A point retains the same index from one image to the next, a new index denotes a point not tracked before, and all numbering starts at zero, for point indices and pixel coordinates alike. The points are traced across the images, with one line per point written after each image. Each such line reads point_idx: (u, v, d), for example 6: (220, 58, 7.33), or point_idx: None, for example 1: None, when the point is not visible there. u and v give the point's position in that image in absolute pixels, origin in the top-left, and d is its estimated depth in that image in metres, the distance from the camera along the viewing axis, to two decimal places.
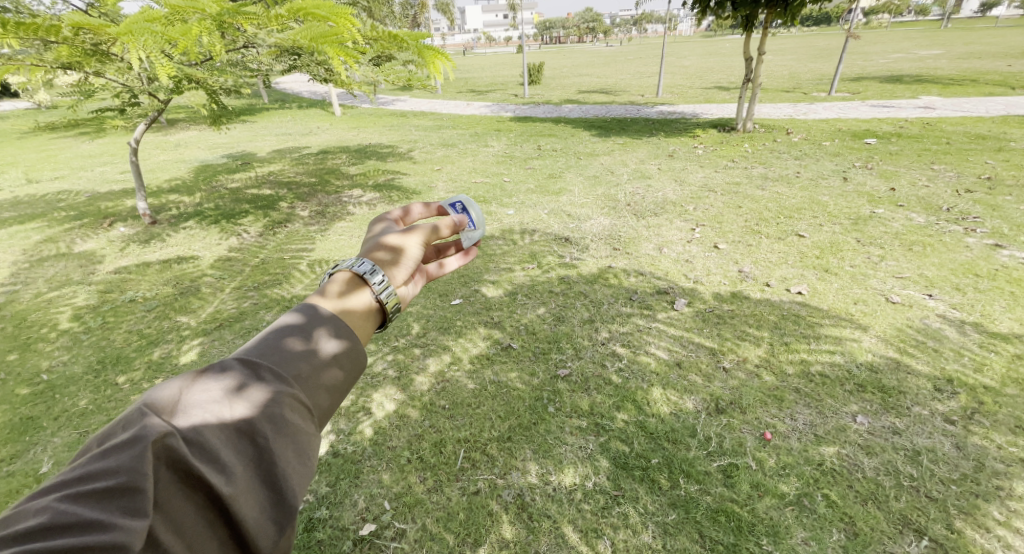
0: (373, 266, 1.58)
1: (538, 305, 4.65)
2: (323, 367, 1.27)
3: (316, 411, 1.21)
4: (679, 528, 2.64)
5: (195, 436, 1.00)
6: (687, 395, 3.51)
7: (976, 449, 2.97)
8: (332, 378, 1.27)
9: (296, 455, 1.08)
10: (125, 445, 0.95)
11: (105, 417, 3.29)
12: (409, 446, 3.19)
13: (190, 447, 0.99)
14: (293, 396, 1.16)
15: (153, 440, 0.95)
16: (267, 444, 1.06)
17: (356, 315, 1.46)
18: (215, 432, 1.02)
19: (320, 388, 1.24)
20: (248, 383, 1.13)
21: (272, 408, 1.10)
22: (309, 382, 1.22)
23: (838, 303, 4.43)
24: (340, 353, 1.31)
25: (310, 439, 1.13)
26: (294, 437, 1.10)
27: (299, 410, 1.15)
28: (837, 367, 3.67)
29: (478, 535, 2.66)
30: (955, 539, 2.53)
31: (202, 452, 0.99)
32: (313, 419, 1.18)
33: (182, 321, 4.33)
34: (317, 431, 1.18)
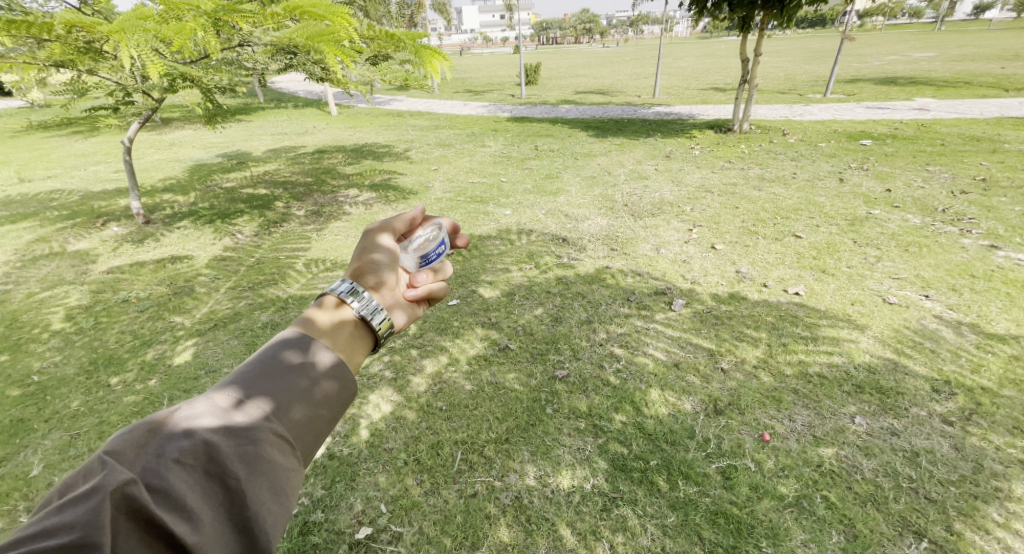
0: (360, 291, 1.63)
1: (535, 306, 4.63)
2: (311, 390, 1.31)
3: (294, 441, 1.25)
4: (677, 531, 2.63)
5: (161, 482, 1.04)
6: (686, 396, 3.49)
7: (974, 450, 2.97)
8: (313, 405, 1.31)
9: (270, 496, 1.12)
10: (86, 495, 0.98)
11: (97, 419, 3.24)
12: (406, 447, 3.17)
13: (155, 495, 1.03)
14: (267, 432, 1.19)
15: (113, 491, 0.99)
16: (236, 486, 1.10)
17: (347, 333, 1.52)
18: (180, 477, 1.06)
19: (299, 418, 1.27)
20: (220, 420, 1.17)
21: (244, 449, 1.14)
22: (286, 413, 1.25)
23: (835, 303, 4.43)
24: (325, 374, 1.35)
25: (285, 478, 1.16)
26: (267, 476, 1.13)
27: (273, 447, 1.18)
28: (835, 368, 3.67)
29: (475, 538, 2.64)
30: (954, 541, 2.52)
31: (166, 499, 1.03)
32: (289, 453, 1.21)
33: (175, 322, 4.28)
34: (294, 466, 1.21)
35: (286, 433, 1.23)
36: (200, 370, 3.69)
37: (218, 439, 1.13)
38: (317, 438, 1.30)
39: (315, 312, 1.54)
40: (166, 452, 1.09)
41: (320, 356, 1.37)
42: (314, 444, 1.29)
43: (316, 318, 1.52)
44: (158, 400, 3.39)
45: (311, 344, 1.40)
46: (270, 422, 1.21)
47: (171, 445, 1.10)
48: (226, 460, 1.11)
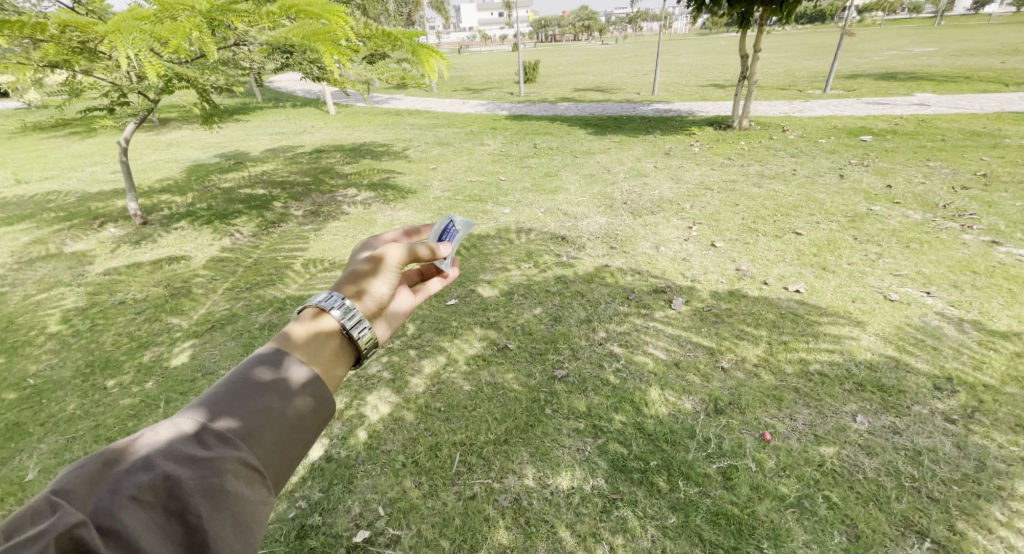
0: (342, 304, 1.65)
1: (534, 305, 4.61)
2: (281, 415, 1.32)
3: (264, 470, 1.24)
4: (678, 532, 2.61)
5: (117, 523, 1.02)
6: (686, 395, 3.48)
7: (976, 448, 2.95)
8: (285, 429, 1.31)
9: (233, 534, 1.10)
10: (30, 540, 0.95)
11: (93, 422, 3.23)
12: (404, 449, 3.15)
13: (106, 538, 1.01)
14: (233, 463, 1.18)
15: (60, 536, 0.96)
16: (198, 524, 1.07)
17: (327, 346, 1.56)
18: (136, 517, 1.04)
19: (268, 448, 1.26)
20: (183, 452, 1.16)
21: (206, 484, 1.11)
22: (255, 441, 1.25)
23: (836, 301, 4.40)
24: (301, 389, 1.37)
25: (251, 513, 1.14)
26: (231, 512, 1.11)
27: (238, 480, 1.16)
28: (835, 366, 3.65)
29: (474, 540, 2.62)
30: (957, 540, 2.50)
31: (118, 541, 1.01)
32: (257, 485, 1.20)
33: (172, 323, 4.26)
34: (262, 499, 1.19)
35: (255, 463, 1.22)
36: (197, 372, 3.67)
37: (179, 473, 1.12)
38: (291, 468, 1.29)
39: (293, 325, 1.59)
40: (121, 489, 1.07)
41: (295, 372, 1.39)
42: (285, 475, 1.29)
43: (294, 330, 1.56)
44: (155, 403, 3.38)
45: (285, 358, 1.42)
46: (237, 452, 1.20)
47: (128, 482, 1.08)
48: (187, 495, 1.09)
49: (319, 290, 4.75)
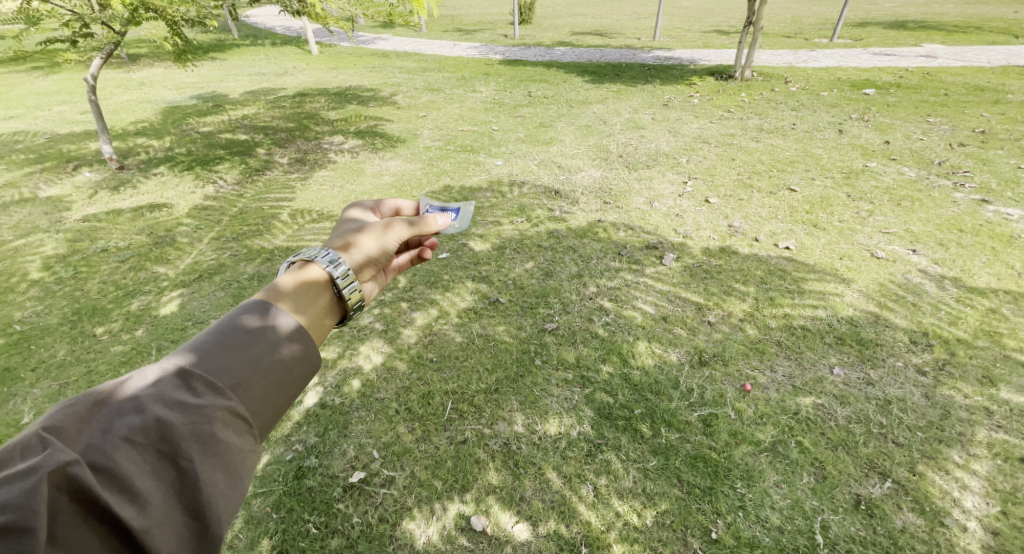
0: (336, 259, 1.68)
1: (526, 260, 4.60)
2: (270, 366, 1.33)
3: (252, 419, 1.27)
4: (658, 473, 2.76)
5: (110, 462, 1.04)
6: (671, 348, 3.57)
7: (943, 398, 3.10)
8: (273, 380, 1.33)
9: (224, 479, 1.13)
10: (21, 476, 0.95)
11: (85, 369, 3.24)
12: (397, 397, 3.23)
13: (98, 475, 1.02)
14: (223, 411, 1.19)
15: (53, 472, 0.97)
16: (190, 467, 1.10)
17: (318, 301, 1.58)
18: (129, 458, 1.06)
19: (256, 397, 1.28)
20: (174, 396, 1.16)
21: (198, 429, 1.13)
22: (245, 390, 1.27)
23: (823, 258, 4.44)
24: (287, 340, 1.39)
25: (239, 460, 1.17)
26: (221, 458, 1.14)
27: (228, 427, 1.18)
28: (818, 322, 3.74)
29: (465, 480, 2.75)
30: (916, 481, 2.67)
31: (110, 479, 1.03)
32: (244, 433, 1.22)
33: (158, 272, 4.20)
34: (248, 446, 1.22)
35: (243, 412, 1.24)
36: (187, 321, 3.67)
37: (170, 416, 1.13)
38: (277, 417, 1.32)
39: (282, 277, 1.61)
40: (112, 430, 1.08)
41: (282, 321, 1.41)
42: (270, 424, 1.31)
43: (282, 282, 1.57)
44: (147, 351, 3.39)
45: (271, 308, 1.43)
46: (227, 401, 1.22)
47: (120, 422, 1.09)
48: (179, 439, 1.11)
49: (308, 242, 4.68)
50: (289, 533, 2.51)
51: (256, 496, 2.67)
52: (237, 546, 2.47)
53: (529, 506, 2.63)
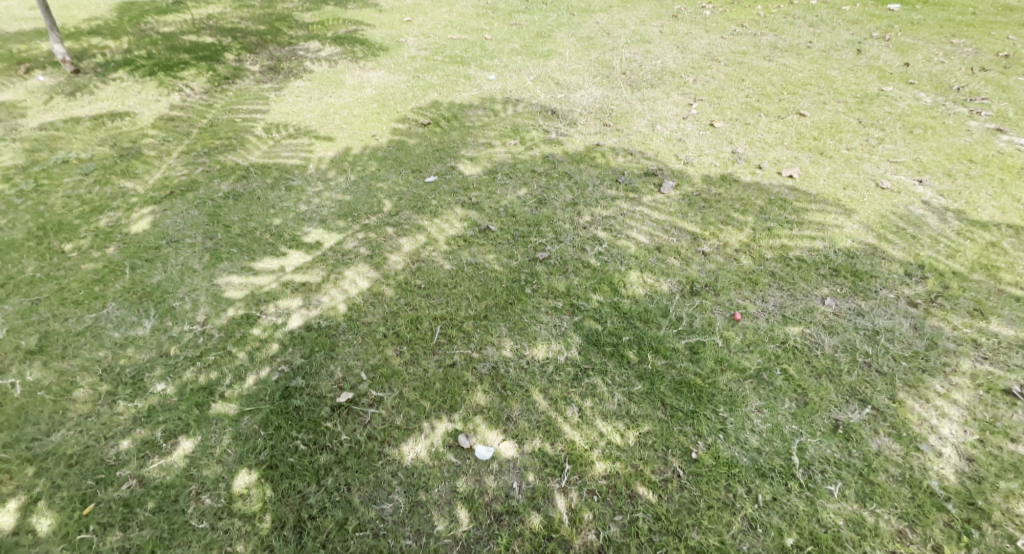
0: None
1: (518, 186, 4.42)
2: None
3: None
4: (643, 397, 2.78)
5: None
6: (664, 278, 3.51)
7: (931, 329, 3.09)
8: None
9: None
10: None
11: (56, 286, 3.17)
12: (384, 322, 3.19)
13: None
14: None
15: None
16: None
17: None
18: None
19: None
20: None
21: None
22: None
23: (827, 188, 4.28)
24: None
25: None
26: None
27: None
28: (815, 253, 3.66)
29: (453, 402, 2.76)
30: (895, 407, 2.71)
31: None
32: None
33: (126, 188, 4.02)
34: None
35: None
36: (161, 240, 3.57)
37: None
38: None
39: None
40: None
41: None
42: None
43: None
44: (120, 270, 3.32)
45: None
46: None
47: None
48: None
49: (284, 158, 4.56)
50: (278, 449, 2.51)
51: (243, 414, 2.64)
52: (227, 461, 2.45)
53: (515, 426, 2.66)
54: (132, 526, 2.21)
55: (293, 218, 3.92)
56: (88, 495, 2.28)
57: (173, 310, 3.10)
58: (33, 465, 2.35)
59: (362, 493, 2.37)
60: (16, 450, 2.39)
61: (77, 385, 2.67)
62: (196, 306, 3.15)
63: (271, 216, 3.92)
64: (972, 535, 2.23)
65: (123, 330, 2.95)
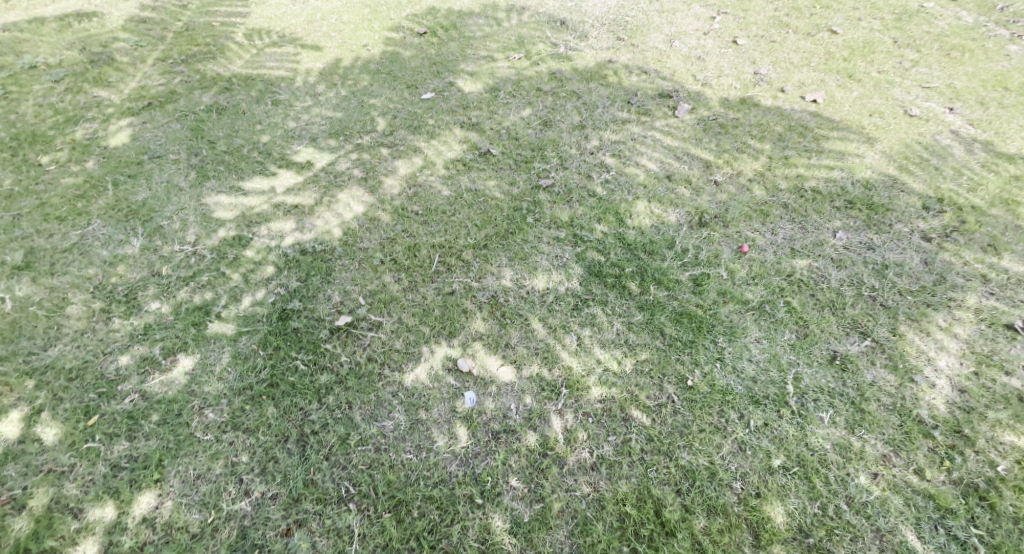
0: None
1: (523, 106, 4.18)
2: None
3: None
4: (643, 327, 2.75)
5: None
6: (672, 208, 3.38)
7: (942, 265, 3.00)
8: None
9: None
10: None
11: (38, 201, 3.14)
12: (381, 248, 3.11)
13: None
14: None
15: None
16: None
17: None
18: None
19: None
20: None
21: None
22: None
23: (852, 114, 4.04)
24: None
25: None
26: None
27: None
28: (831, 184, 3.50)
29: (452, 328, 2.74)
30: (896, 340, 2.68)
31: None
32: None
33: (100, 97, 4.00)
34: None
35: None
36: (143, 156, 3.52)
37: None
38: None
39: None
40: None
41: None
42: None
43: None
44: (102, 185, 3.29)
45: None
46: None
47: None
48: None
49: (268, 69, 4.44)
50: (278, 368, 2.52)
51: (242, 334, 2.63)
52: (228, 379, 2.46)
53: (514, 353, 2.66)
54: (138, 436, 2.25)
55: (281, 135, 3.81)
56: (91, 407, 2.31)
57: (161, 230, 3.06)
58: (33, 378, 2.37)
59: (363, 412, 2.41)
60: (14, 364, 2.41)
61: (69, 302, 2.66)
62: (185, 226, 3.10)
63: (258, 133, 3.81)
64: (955, 460, 2.24)
65: (112, 248, 2.93)
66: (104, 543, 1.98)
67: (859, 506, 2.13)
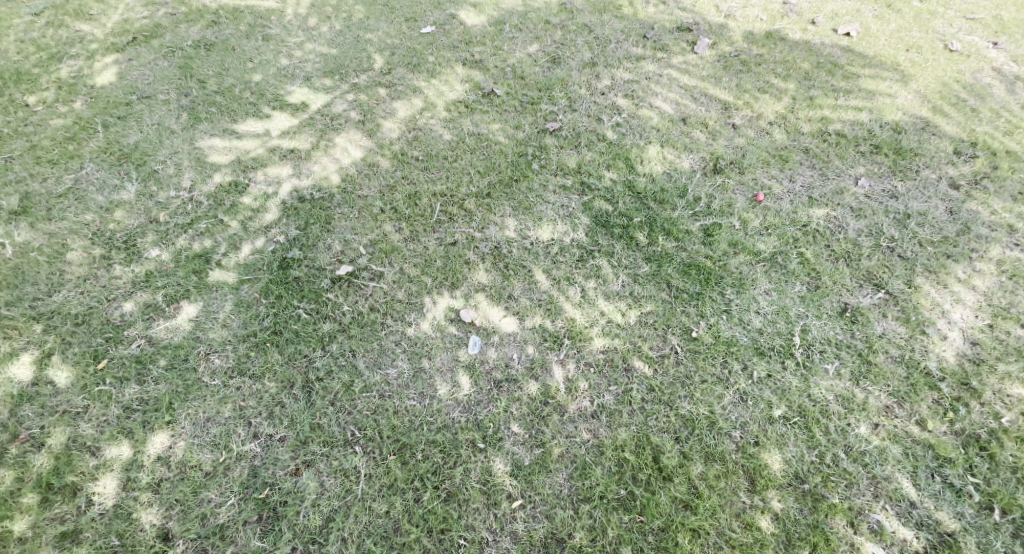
0: None
1: (529, 42, 3.95)
2: None
3: None
4: (649, 279, 2.69)
5: None
6: (686, 154, 3.22)
7: (968, 214, 2.85)
8: None
9: None
10: None
11: (28, 143, 3.08)
12: (381, 196, 3.02)
13: None
14: None
15: None
16: None
17: None
18: None
19: None
20: None
21: None
22: None
23: (887, 50, 3.75)
24: None
25: None
26: None
27: None
28: (858, 128, 3.29)
29: (455, 279, 2.70)
30: (910, 293, 2.59)
31: None
32: None
33: (82, 31, 3.87)
34: None
35: None
36: (131, 96, 3.42)
37: None
38: None
39: None
40: None
41: None
42: None
43: None
44: (91, 127, 3.21)
45: None
46: None
47: None
48: None
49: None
50: (281, 317, 2.53)
51: (243, 283, 2.63)
52: (231, 326, 2.48)
53: (516, 304, 2.63)
54: (147, 381, 2.31)
55: (274, 74, 3.65)
56: (100, 352, 2.36)
57: (156, 174, 3.00)
58: (40, 323, 2.41)
59: (367, 360, 2.43)
60: (19, 309, 2.44)
61: (69, 248, 2.65)
62: (180, 170, 3.03)
63: (249, 71, 3.65)
64: (959, 411, 2.22)
65: (107, 193, 2.89)
66: (123, 478, 2.06)
67: (856, 454, 2.14)
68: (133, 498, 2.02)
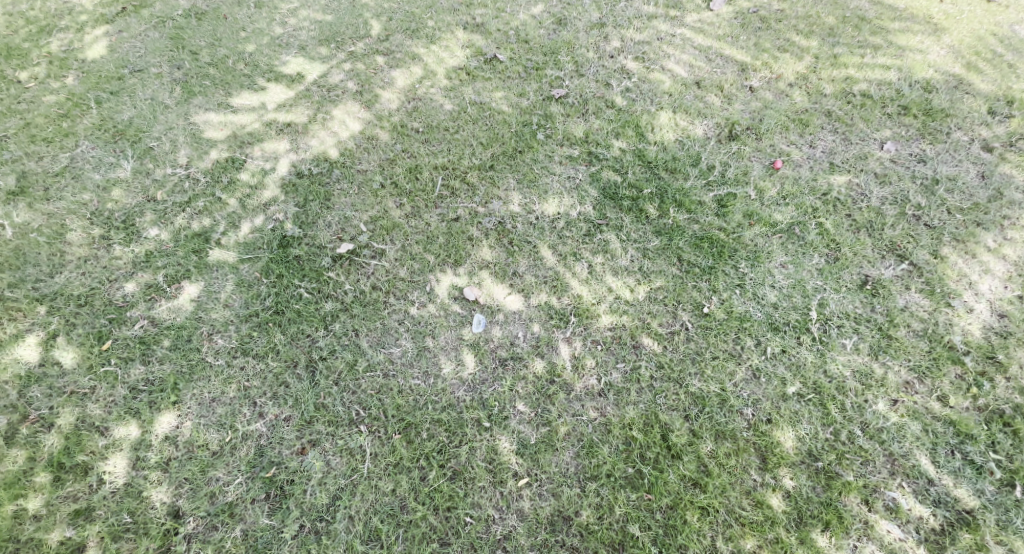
0: None
1: (534, 3, 3.75)
2: None
3: None
4: (659, 253, 2.59)
5: None
6: (699, 120, 3.05)
7: (1001, 179, 2.68)
8: None
9: None
10: None
11: (22, 121, 3.03)
12: (381, 170, 2.93)
13: None
14: None
15: None
16: None
17: None
18: None
19: None
20: None
21: None
22: None
23: (919, 2, 3.52)
24: None
25: None
26: None
27: None
28: (885, 88, 3.08)
29: (458, 256, 2.63)
30: (936, 264, 2.46)
31: None
32: None
33: (71, 3, 3.76)
34: None
35: None
36: (123, 70, 3.33)
37: None
38: None
39: None
40: None
41: None
42: None
43: None
44: (85, 103, 3.14)
45: None
46: None
47: None
48: None
49: None
50: (282, 296, 2.49)
51: (244, 263, 2.59)
52: (233, 306, 2.45)
53: (521, 281, 2.55)
54: (152, 361, 2.30)
55: (268, 43, 3.52)
56: (104, 333, 2.35)
57: (152, 151, 2.94)
58: (44, 305, 2.40)
59: (370, 338, 2.39)
60: (23, 290, 2.43)
61: (69, 228, 2.63)
62: (176, 147, 2.97)
63: (243, 41, 3.53)
64: (983, 387, 2.12)
65: (104, 172, 2.84)
66: (132, 458, 2.08)
67: (873, 432, 2.06)
68: (143, 476, 2.03)
